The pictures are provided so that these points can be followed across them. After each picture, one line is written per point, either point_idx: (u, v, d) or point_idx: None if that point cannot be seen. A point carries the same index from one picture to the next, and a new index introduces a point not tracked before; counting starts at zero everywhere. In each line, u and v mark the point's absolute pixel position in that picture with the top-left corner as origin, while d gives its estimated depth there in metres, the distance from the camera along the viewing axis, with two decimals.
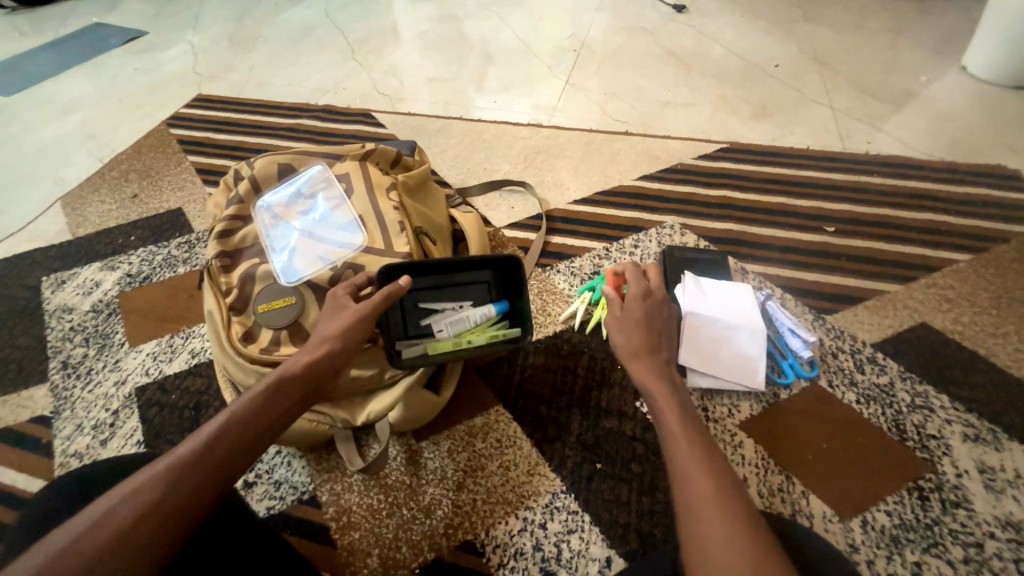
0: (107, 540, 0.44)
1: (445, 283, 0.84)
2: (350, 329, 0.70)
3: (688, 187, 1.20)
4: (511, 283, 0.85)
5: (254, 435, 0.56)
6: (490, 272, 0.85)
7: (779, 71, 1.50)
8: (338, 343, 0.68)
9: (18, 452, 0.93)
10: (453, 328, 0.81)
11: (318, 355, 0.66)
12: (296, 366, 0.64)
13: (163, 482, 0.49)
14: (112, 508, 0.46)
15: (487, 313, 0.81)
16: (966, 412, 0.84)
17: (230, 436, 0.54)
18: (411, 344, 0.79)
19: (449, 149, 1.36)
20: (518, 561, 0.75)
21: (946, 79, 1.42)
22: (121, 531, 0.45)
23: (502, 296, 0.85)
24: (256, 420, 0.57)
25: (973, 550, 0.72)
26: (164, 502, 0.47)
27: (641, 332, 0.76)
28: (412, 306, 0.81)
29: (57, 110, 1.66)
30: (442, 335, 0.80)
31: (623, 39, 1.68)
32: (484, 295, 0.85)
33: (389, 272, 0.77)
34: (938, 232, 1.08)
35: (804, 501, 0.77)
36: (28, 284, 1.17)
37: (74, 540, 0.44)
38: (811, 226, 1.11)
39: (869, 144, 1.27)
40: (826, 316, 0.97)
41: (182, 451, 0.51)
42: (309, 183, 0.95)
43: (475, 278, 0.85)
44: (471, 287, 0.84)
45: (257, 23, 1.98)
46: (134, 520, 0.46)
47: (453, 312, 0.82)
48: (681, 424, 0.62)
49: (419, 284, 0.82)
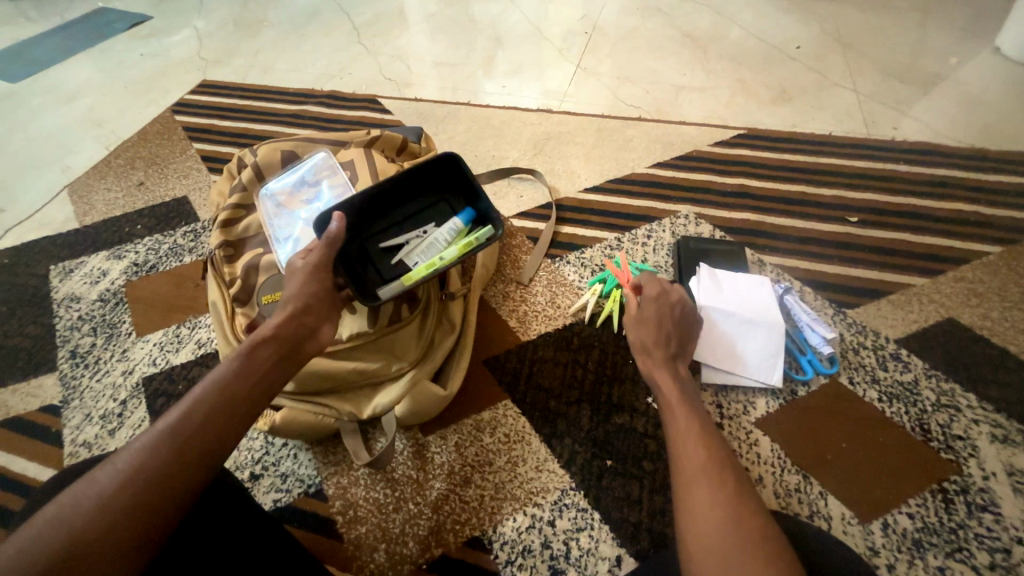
0: (91, 509, 0.43)
1: (398, 216, 0.84)
2: (311, 284, 0.69)
3: (704, 175, 1.16)
4: (463, 190, 0.86)
5: (233, 394, 0.55)
6: (440, 192, 0.86)
7: (801, 53, 1.43)
8: (302, 302, 0.68)
9: (29, 441, 0.93)
10: (425, 253, 0.80)
11: (286, 318, 0.65)
12: (267, 332, 0.63)
13: (146, 450, 0.48)
14: (94, 476, 0.45)
15: (454, 226, 0.81)
16: (994, 411, 0.81)
17: (208, 400, 0.54)
18: (390, 282, 0.79)
19: (456, 136, 1.32)
20: (526, 558, 0.74)
21: (978, 61, 1.35)
22: (103, 500, 0.44)
23: (464, 207, 0.85)
24: (234, 382, 0.57)
25: (1000, 555, 0.69)
26: (144, 467, 0.47)
27: (652, 331, 0.75)
28: (376, 251, 0.81)
29: (63, 97, 1.64)
30: (419, 263, 0.80)
31: (637, 21, 1.62)
32: (445, 214, 0.85)
33: (326, 217, 0.77)
34: (968, 223, 1.03)
35: (822, 502, 0.75)
36: (36, 273, 1.17)
37: (60, 511, 0.43)
38: (833, 216, 1.07)
39: (896, 130, 1.22)
40: (848, 310, 0.94)
41: (163, 422, 0.51)
42: (313, 170, 0.92)
43: (428, 202, 0.85)
44: (429, 211, 0.85)
45: (261, 7, 1.94)
46: (118, 489, 0.45)
47: (419, 238, 0.81)
48: (690, 420, 0.61)
49: (373, 227, 0.82)
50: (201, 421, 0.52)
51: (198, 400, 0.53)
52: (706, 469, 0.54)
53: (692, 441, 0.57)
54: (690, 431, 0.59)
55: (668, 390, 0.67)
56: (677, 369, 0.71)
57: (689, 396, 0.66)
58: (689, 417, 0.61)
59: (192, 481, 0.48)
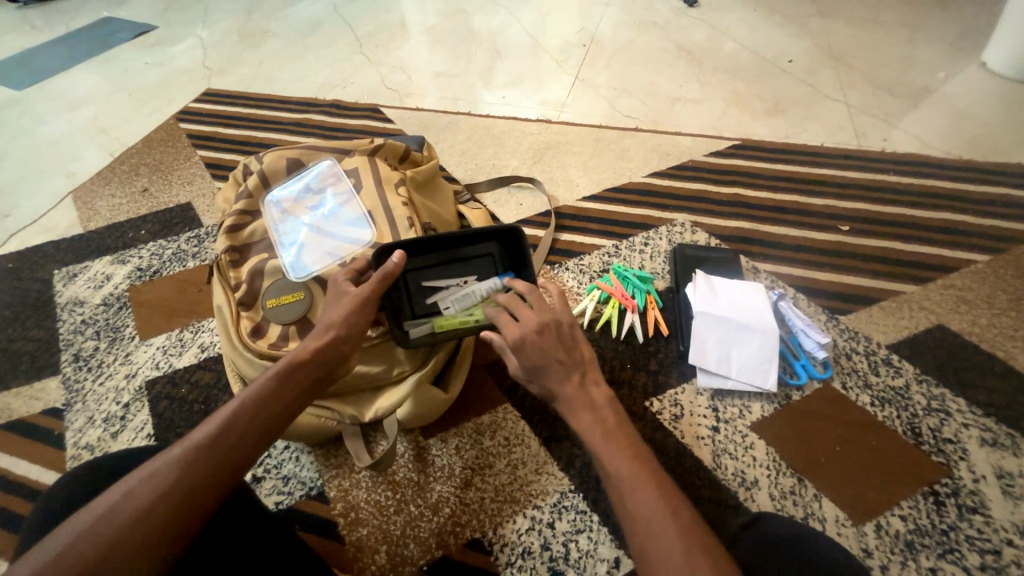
0: (126, 521, 0.46)
1: (448, 258, 0.84)
2: (355, 313, 0.70)
3: (699, 185, 1.19)
4: (514, 254, 0.85)
5: (268, 417, 0.58)
6: (494, 244, 0.85)
7: (792, 67, 1.47)
8: (343, 330, 0.69)
9: (31, 443, 0.94)
10: (459, 305, 0.81)
11: (324, 342, 0.67)
12: (304, 354, 0.65)
13: (180, 464, 0.51)
14: (131, 490, 0.48)
15: (494, 286, 0.81)
16: (983, 415, 0.83)
17: (245, 419, 0.57)
18: (418, 323, 0.80)
19: (457, 145, 1.35)
20: (526, 560, 0.74)
21: (964, 76, 1.39)
22: (140, 512, 0.47)
23: (510, 268, 0.85)
24: (269, 403, 0.59)
25: (991, 556, 0.71)
26: (181, 483, 0.50)
27: (551, 359, 0.61)
28: (415, 286, 0.82)
29: (68, 104, 1.66)
30: (449, 312, 0.81)
31: (633, 34, 1.66)
32: (490, 269, 0.84)
33: (382, 250, 0.78)
34: (956, 232, 1.06)
35: (817, 504, 0.76)
36: (40, 277, 1.18)
37: (95, 521, 0.46)
38: (825, 224, 1.10)
39: (886, 141, 1.25)
40: (840, 316, 0.96)
41: (199, 436, 0.53)
42: (318, 178, 0.94)
43: (478, 252, 0.84)
44: (476, 261, 0.84)
45: (264, 18, 1.98)
46: (152, 503, 0.48)
47: (458, 287, 0.82)
48: (630, 467, 0.52)
49: (421, 261, 0.83)
50: (237, 440, 0.54)
51: (236, 417, 0.56)
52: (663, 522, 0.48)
53: (641, 494, 0.50)
54: (635, 478, 0.51)
55: (597, 438, 0.55)
56: (589, 396, 0.59)
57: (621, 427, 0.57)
58: (632, 459, 0.53)
59: (218, 499, 0.51)
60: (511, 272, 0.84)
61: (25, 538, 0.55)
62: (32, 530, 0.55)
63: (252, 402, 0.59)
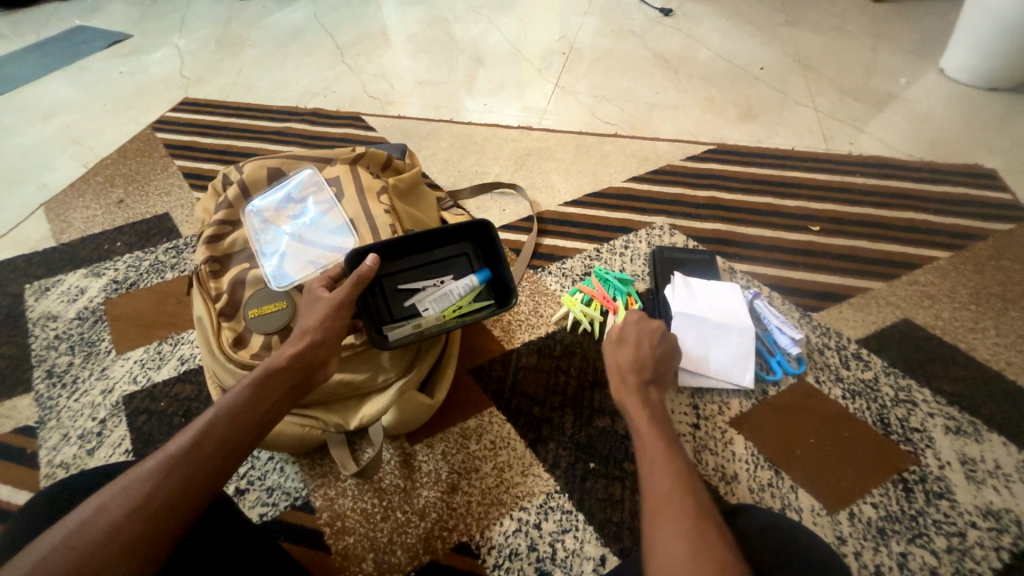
0: (100, 534, 0.46)
1: (423, 260, 0.86)
2: (328, 318, 0.71)
3: (676, 188, 1.22)
4: (488, 249, 0.87)
5: (245, 423, 0.58)
6: (467, 243, 0.88)
7: (764, 74, 1.53)
8: (319, 334, 0.70)
9: (1, 463, 0.91)
10: (438, 304, 0.82)
11: (301, 347, 0.68)
12: (281, 360, 0.66)
13: (155, 475, 0.50)
14: (103, 504, 0.48)
15: (470, 283, 0.83)
16: (948, 405, 0.86)
17: (221, 428, 0.56)
18: (398, 326, 0.81)
19: (439, 152, 1.36)
20: (513, 561, 0.75)
21: (924, 81, 1.46)
22: (113, 525, 0.47)
23: (486, 264, 0.87)
24: (243, 413, 0.59)
25: (956, 539, 0.74)
26: (155, 495, 0.49)
27: (637, 355, 0.74)
28: (392, 288, 0.83)
29: (38, 115, 1.63)
30: (428, 313, 0.82)
31: (611, 43, 1.70)
32: (466, 266, 0.87)
33: (356, 255, 0.79)
34: (918, 230, 1.11)
35: (793, 495, 0.79)
36: (10, 292, 1.15)
37: (66, 537, 0.45)
38: (797, 225, 1.14)
39: (852, 145, 1.30)
40: (813, 313, 0.99)
41: (173, 447, 0.53)
42: (299, 186, 0.94)
43: (452, 252, 0.87)
44: (451, 261, 0.87)
45: (243, 26, 1.97)
46: (126, 516, 0.47)
47: (435, 288, 0.83)
48: (661, 442, 0.61)
49: (395, 265, 0.84)
50: (215, 449, 0.55)
51: (213, 424, 0.56)
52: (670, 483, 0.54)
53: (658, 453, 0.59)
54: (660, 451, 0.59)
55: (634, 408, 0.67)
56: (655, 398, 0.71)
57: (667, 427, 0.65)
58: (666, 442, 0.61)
59: (192, 509, 0.50)
60: (487, 268, 0.87)
61: None
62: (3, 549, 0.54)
63: (228, 411, 0.58)
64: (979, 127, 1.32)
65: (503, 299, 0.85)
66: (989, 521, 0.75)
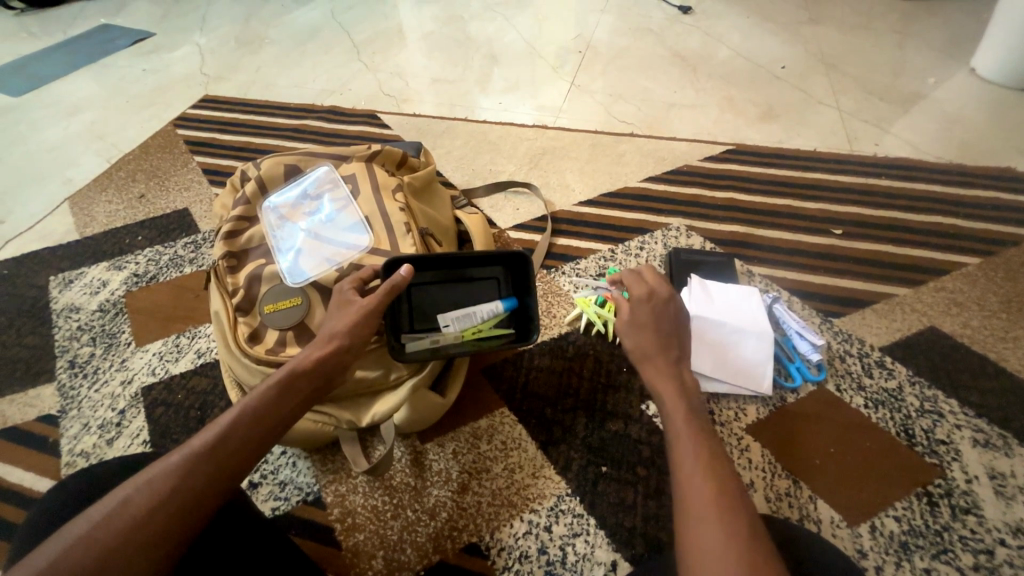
0: (121, 531, 0.46)
1: (453, 276, 0.83)
2: (357, 324, 0.70)
3: (693, 189, 1.20)
4: (519, 280, 0.84)
5: (267, 427, 0.58)
6: (499, 268, 0.84)
7: (785, 73, 1.49)
8: (345, 340, 0.69)
9: (25, 451, 0.93)
10: (460, 324, 0.79)
11: (326, 352, 0.67)
12: (305, 362, 0.65)
13: (176, 474, 0.51)
14: (127, 498, 0.48)
15: (495, 309, 0.80)
16: (976, 417, 0.83)
17: (243, 429, 0.56)
18: (416, 338, 0.79)
19: (454, 151, 1.35)
20: (523, 564, 0.74)
21: (954, 81, 1.42)
22: (135, 521, 0.47)
23: (514, 292, 0.84)
24: (266, 414, 0.59)
25: (984, 556, 0.71)
26: (175, 494, 0.49)
27: (652, 336, 0.68)
28: (418, 300, 0.81)
29: (64, 111, 1.67)
30: (449, 330, 0.79)
31: (629, 41, 1.68)
32: (493, 291, 0.83)
33: (392, 264, 0.78)
34: (946, 235, 1.07)
35: (812, 505, 0.77)
36: (36, 284, 1.18)
37: (91, 529, 0.46)
38: (817, 228, 1.11)
39: (877, 146, 1.27)
40: (834, 319, 0.97)
41: (196, 443, 0.53)
42: (316, 183, 0.95)
43: (484, 275, 0.83)
44: (480, 283, 0.83)
45: (262, 25, 1.99)
46: (149, 512, 0.48)
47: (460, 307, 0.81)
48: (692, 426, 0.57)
49: (425, 277, 0.82)
50: (238, 448, 0.55)
51: (236, 424, 0.56)
52: (712, 506, 0.48)
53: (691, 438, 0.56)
54: (698, 462, 0.53)
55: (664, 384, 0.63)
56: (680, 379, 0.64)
57: (710, 436, 0.57)
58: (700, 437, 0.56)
59: (207, 510, 0.50)
60: (514, 297, 0.83)
61: (20, 543, 0.55)
62: (27, 535, 0.55)
63: (249, 413, 0.58)
64: (1011, 129, 1.27)
65: (523, 333, 0.82)
66: (1019, 539, 0.72)
